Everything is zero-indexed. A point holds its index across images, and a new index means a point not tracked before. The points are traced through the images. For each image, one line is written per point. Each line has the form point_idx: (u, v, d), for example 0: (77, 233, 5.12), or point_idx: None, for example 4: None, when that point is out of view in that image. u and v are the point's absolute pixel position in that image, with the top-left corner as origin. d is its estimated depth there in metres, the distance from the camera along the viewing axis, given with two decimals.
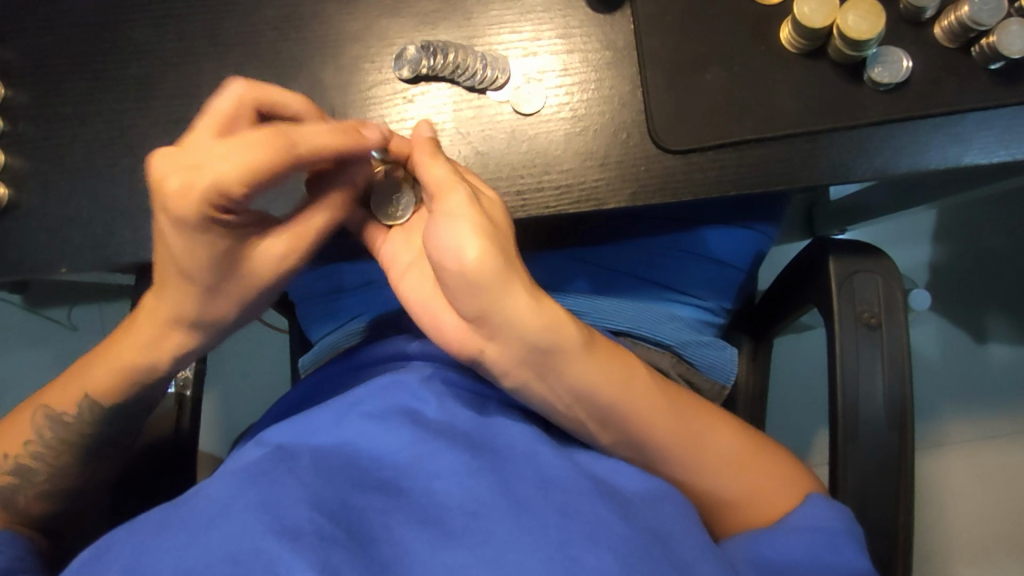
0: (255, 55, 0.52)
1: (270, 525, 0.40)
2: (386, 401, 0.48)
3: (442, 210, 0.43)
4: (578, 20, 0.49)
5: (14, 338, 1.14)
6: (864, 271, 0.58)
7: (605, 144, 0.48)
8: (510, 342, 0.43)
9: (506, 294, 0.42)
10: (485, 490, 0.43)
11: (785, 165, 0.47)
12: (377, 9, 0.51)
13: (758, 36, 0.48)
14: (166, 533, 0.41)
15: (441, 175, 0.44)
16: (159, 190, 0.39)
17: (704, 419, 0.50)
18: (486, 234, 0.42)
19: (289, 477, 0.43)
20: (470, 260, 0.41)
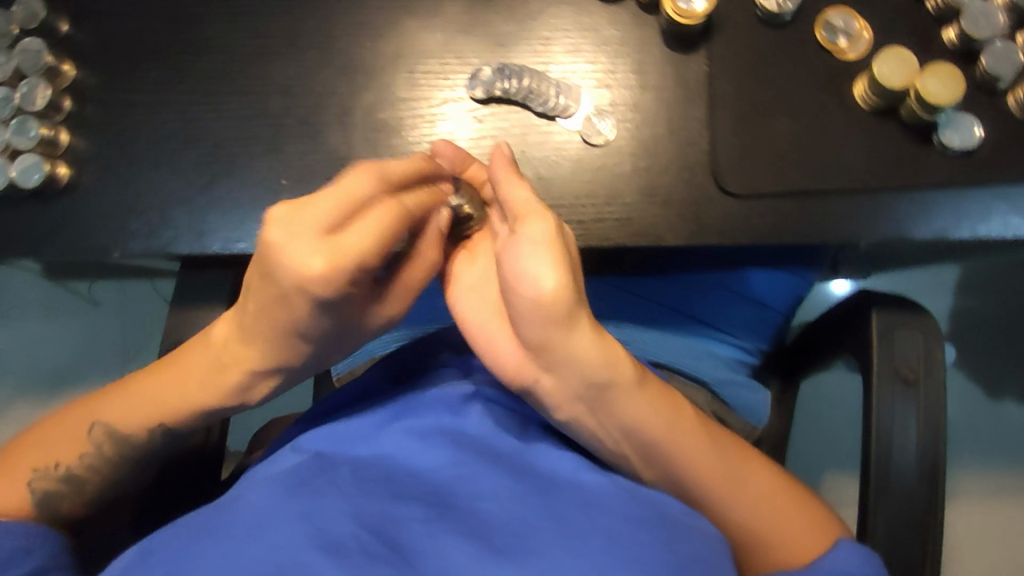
0: (330, 60, 0.52)
1: (313, 538, 0.41)
2: (427, 418, 0.48)
3: (520, 234, 0.43)
4: (654, 56, 0.49)
5: (32, 307, 1.14)
6: (906, 326, 0.58)
7: (669, 181, 0.49)
8: (570, 376, 0.44)
9: (574, 325, 0.42)
10: (527, 511, 0.43)
11: (847, 218, 0.47)
12: (455, 26, 0.51)
13: (831, 89, 0.48)
14: (205, 540, 0.42)
15: (521, 200, 0.44)
16: (297, 274, 0.39)
17: (739, 461, 0.50)
18: (563, 263, 0.42)
19: (330, 488, 0.43)
20: (547, 287, 0.41)
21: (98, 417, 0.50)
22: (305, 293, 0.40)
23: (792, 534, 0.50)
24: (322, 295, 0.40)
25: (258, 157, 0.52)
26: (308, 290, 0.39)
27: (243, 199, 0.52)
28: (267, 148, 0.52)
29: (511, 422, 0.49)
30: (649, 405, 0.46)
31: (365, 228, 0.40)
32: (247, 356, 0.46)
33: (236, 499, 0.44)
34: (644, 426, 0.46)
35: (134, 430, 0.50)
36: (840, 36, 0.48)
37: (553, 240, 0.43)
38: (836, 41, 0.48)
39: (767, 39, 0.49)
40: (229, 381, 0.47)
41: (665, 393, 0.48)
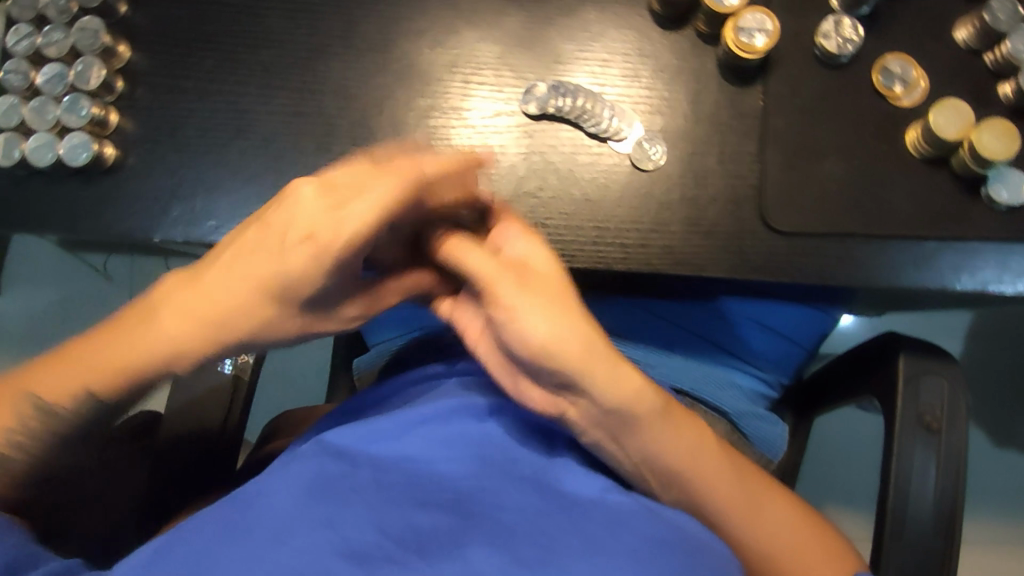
0: (386, 64, 0.52)
1: (337, 547, 0.41)
2: (452, 427, 0.47)
3: (524, 276, 0.41)
4: (709, 87, 0.50)
5: (45, 276, 1.14)
6: (932, 374, 0.58)
7: (715, 213, 0.49)
8: (592, 406, 0.43)
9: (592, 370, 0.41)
10: (554, 527, 0.43)
11: (888, 264, 0.48)
12: (513, 39, 0.51)
13: (883, 135, 0.48)
14: (234, 542, 0.41)
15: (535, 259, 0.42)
16: (302, 231, 0.38)
17: (761, 493, 0.50)
18: (568, 311, 0.40)
19: (353, 496, 0.43)
20: (555, 333, 0.39)
21: (28, 388, 0.43)
22: (303, 250, 0.39)
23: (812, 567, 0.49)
24: (317, 261, 0.39)
25: (306, 154, 0.52)
26: (308, 248, 0.38)
27: None
28: (316, 146, 0.52)
29: (537, 437, 0.49)
30: (680, 435, 0.46)
31: (370, 202, 0.38)
32: (196, 308, 0.41)
33: (258, 495, 0.44)
34: (674, 455, 0.46)
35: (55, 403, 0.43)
36: (897, 82, 0.48)
37: (562, 292, 0.41)
38: (892, 87, 0.48)
39: (825, 80, 0.49)
40: (166, 334, 0.41)
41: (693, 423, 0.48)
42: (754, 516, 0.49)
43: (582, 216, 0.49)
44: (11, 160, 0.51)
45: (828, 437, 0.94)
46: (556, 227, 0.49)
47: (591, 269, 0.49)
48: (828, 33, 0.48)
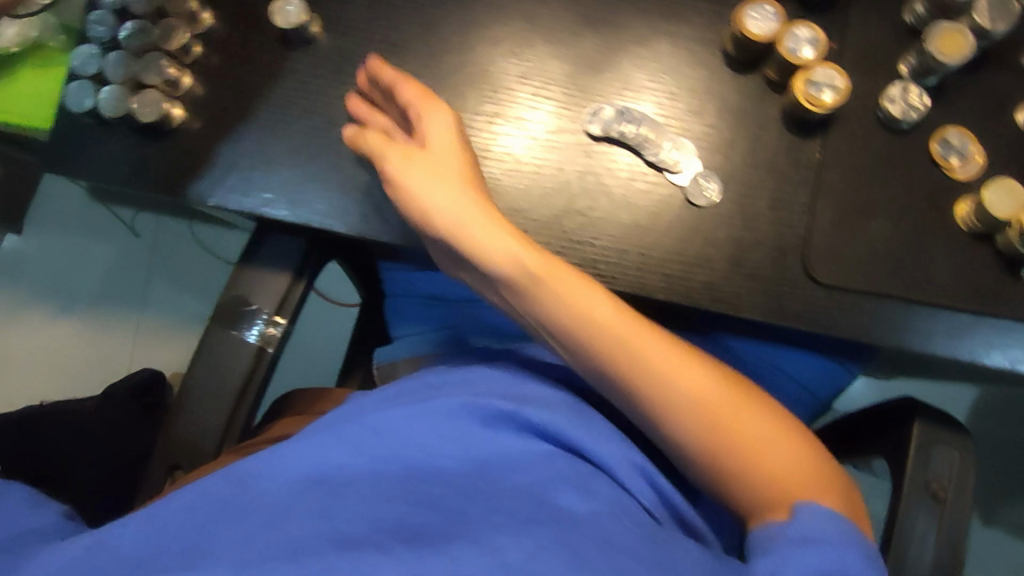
0: (459, 65, 0.53)
1: (330, 536, 0.43)
2: (453, 431, 0.49)
3: (419, 160, 0.50)
4: (772, 133, 0.51)
5: (73, 223, 1.15)
6: (944, 444, 0.59)
7: (760, 256, 0.49)
8: (514, 294, 0.49)
9: (490, 248, 0.48)
10: (544, 535, 0.42)
11: (920, 330, 0.49)
12: (588, 58, 0.52)
13: (934, 203, 0.49)
14: (229, 524, 0.44)
15: (439, 149, 0.50)
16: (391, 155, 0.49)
17: (747, 417, 0.46)
18: (477, 206, 0.49)
19: (349, 489, 0.45)
20: (439, 205, 0.48)
21: None
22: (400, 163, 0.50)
23: (794, 490, 0.44)
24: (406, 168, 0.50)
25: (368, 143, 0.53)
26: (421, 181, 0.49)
27: (344, 178, 0.53)
28: None
29: (544, 450, 0.49)
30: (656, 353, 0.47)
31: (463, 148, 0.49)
32: None
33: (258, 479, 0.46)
34: (592, 345, 0.47)
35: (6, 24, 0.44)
36: (954, 154, 0.49)
37: (452, 169, 0.49)
38: (949, 157, 0.49)
39: (886, 143, 0.50)
40: None
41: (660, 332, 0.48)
42: (723, 438, 0.46)
43: (629, 241, 0.50)
44: (81, 108, 0.53)
45: None
46: (602, 247, 0.50)
47: (632, 293, 0.50)
48: (895, 98, 0.49)
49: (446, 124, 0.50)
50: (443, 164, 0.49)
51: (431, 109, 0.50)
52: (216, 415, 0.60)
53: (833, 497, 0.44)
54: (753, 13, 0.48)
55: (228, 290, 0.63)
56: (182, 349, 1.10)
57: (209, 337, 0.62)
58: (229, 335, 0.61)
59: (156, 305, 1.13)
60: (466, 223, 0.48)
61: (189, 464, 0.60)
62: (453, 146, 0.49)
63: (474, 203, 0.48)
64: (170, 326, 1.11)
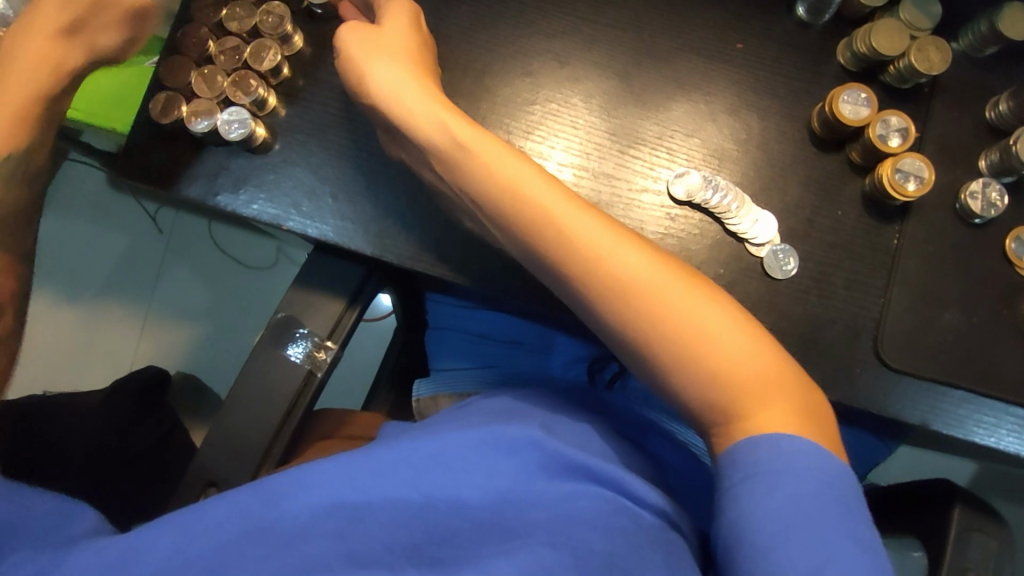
0: (548, 114, 0.53)
1: (349, 556, 0.43)
2: (474, 451, 0.49)
3: (366, 39, 0.50)
4: (851, 214, 0.52)
5: (87, 206, 1.10)
6: (982, 532, 0.59)
7: (831, 335, 0.50)
8: (464, 178, 0.47)
9: (433, 118, 0.47)
10: (558, 563, 0.42)
11: (979, 422, 0.50)
12: (677, 122, 0.53)
13: (1004, 300, 0.50)
14: (249, 542, 0.44)
15: (396, 36, 0.50)
16: (353, 34, 0.50)
17: (706, 320, 0.43)
18: (422, 89, 0.49)
19: (370, 514, 0.46)
20: (377, 75, 0.49)
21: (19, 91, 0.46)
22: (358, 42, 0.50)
23: (754, 410, 0.41)
24: (364, 44, 0.50)
25: None
26: (380, 53, 0.49)
27: (423, 215, 0.53)
28: None
29: (562, 478, 0.49)
30: (612, 251, 0.44)
31: (399, 28, 0.50)
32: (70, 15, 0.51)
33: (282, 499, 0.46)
34: (532, 238, 0.46)
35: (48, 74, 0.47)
36: None
37: (405, 54, 0.50)
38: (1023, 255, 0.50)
39: (962, 236, 0.51)
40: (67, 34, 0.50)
41: (616, 227, 0.46)
42: (670, 332, 0.43)
43: None
44: (168, 119, 0.52)
45: None
46: None
47: None
48: (975, 193, 0.50)
49: (399, 9, 0.51)
50: (395, 48, 0.50)
51: None
52: (256, 438, 0.59)
53: (815, 430, 0.41)
54: (845, 97, 0.50)
55: (282, 310, 0.62)
56: (191, 352, 1.07)
57: (261, 356, 0.60)
58: (280, 356, 0.60)
59: (165, 303, 1.09)
60: (398, 92, 0.48)
61: (226, 483, 0.58)
62: (405, 29, 0.50)
63: (420, 87, 0.49)
64: (180, 327, 1.08)
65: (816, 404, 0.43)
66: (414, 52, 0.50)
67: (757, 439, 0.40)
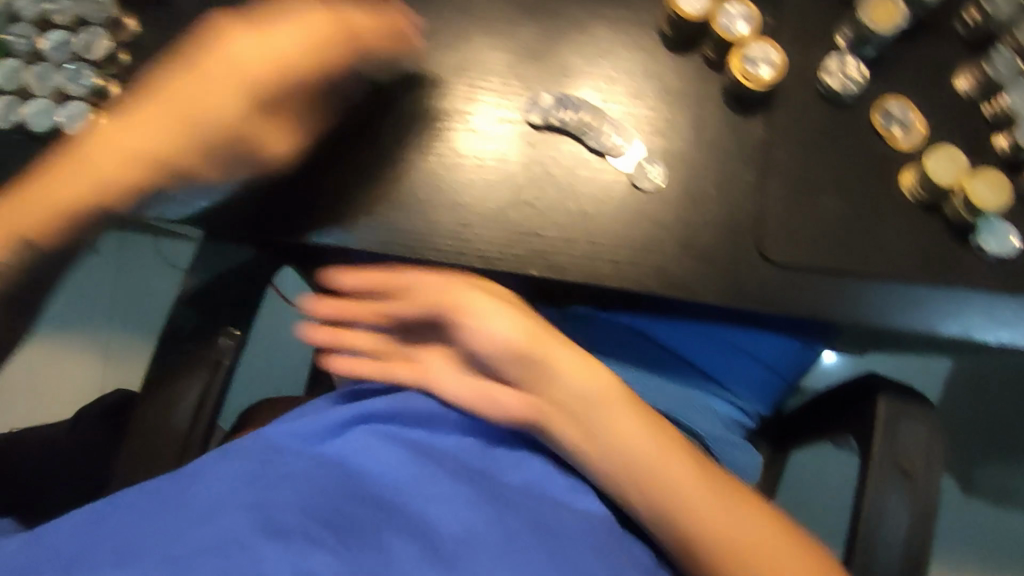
0: (394, 60, 0.52)
1: (263, 524, 0.42)
2: (389, 421, 0.49)
3: (183, 75, 0.50)
4: (715, 112, 0.50)
5: None
6: (909, 417, 0.59)
7: (710, 239, 0.49)
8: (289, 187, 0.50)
9: (262, 143, 0.50)
10: (477, 520, 0.43)
11: (879, 306, 0.48)
12: (523, 48, 0.52)
13: (881, 177, 0.49)
14: (162, 514, 0.44)
15: (222, 69, 0.49)
16: (190, 67, 0.50)
17: (613, 410, 0.49)
18: (226, 121, 0.49)
19: (286, 480, 0.45)
20: (201, 108, 0.49)
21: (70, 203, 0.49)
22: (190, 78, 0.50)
23: (656, 471, 0.48)
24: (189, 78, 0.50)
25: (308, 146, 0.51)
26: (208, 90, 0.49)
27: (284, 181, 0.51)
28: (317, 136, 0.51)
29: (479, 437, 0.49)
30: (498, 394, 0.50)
31: (233, 68, 0.49)
32: None
33: (195, 480, 0.46)
34: (426, 309, 0.54)
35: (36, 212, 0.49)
36: (896, 124, 0.49)
37: (234, 89, 0.49)
38: (891, 128, 0.49)
39: (829, 118, 0.49)
40: None
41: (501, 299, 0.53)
42: (555, 397, 0.50)
43: (578, 232, 0.49)
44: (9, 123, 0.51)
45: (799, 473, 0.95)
46: (553, 237, 0.49)
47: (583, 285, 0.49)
48: (833, 71, 0.49)
49: (292, 44, 0.48)
50: (210, 87, 0.49)
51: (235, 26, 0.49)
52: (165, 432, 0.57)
53: (701, 482, 0.48)
54: None
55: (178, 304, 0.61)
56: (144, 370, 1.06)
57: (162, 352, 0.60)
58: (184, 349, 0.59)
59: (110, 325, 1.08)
60: (227, 124, 0.49)
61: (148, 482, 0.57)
62: (246, 62, 0.49)
63: (247, 111, 0.50)
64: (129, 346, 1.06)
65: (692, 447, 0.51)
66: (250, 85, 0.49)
67: (650, 478, 0.48)
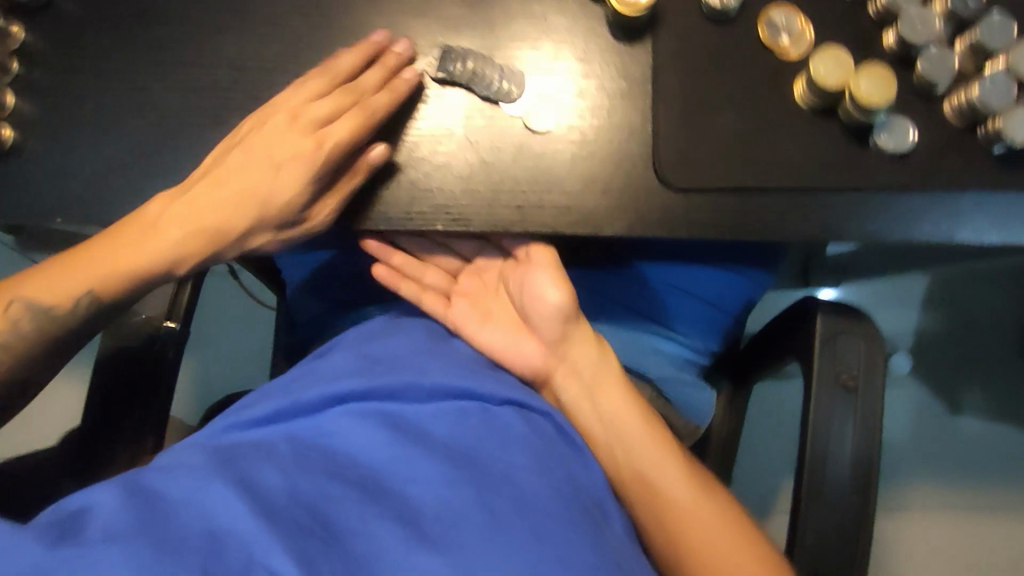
0: (279, 35, 0.53)
1: (248, 506, 0.37)
2: (374, 397, 0.45)
3: (205, 182, 0.50)
4: (599, 47, 0.51)
5: None
6: (850, 334, 0.56)
7: (609, 172, 0.49)
8: (257, 209, 0.50)
9: (222, 177, 0.49)
10: (463, 500, 0.39)
11: (784, 218, 0.48)
12: (404, 8, 0.52)
13: (771, 88, 0.48)
14: (130, 503, 0.37)
15: (247, 179, 0.49)
16: (225, 140, 0.50)
17: (579, 340, 0.53)
18: (247, 222, 0.50)
19: (268, 462, 0.40)
20: (197, 171, 0.50)
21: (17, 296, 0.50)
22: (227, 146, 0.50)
23: (634, 452, 0.51)
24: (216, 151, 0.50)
25: (204, 130, 0.52)
26: (233, 146, 0.49)
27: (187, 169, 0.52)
28: (213, 121, 0.52)
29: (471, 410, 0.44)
30: (488, 337, 0.54)
31: (290, 139, 0.48)
32: None
33: (162, 469, 0.40)
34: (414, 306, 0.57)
35: (54, 302, 0.50)
36: (783, 34, 0.49)
37: (251, 153, 0.49)
38: (778, 39, 0.49)
39: (712, 36, 0.49)
40: None
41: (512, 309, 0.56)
42: (589, 402, 0.53)
43: (476, 181, 0.49)
44: None
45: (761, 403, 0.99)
46: (452, 189, 0.50)
47: (486, 233, 0.49)
48: None
49: (340, 128, 0.48)
50: (242, 180, 0.49)
51: (299, 95, 0.49)
52: (108, 428, 0.55)
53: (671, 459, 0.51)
54: None
55: None
56: None
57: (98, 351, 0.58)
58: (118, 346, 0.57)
59: None
60: (198, 175, 0.50)
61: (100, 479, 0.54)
62: (280, 130, 0.48)
63: (216, 175, 0.49)
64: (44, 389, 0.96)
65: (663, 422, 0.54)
66: (268, 141, 0.48)
67: (628, 455, 0.51)
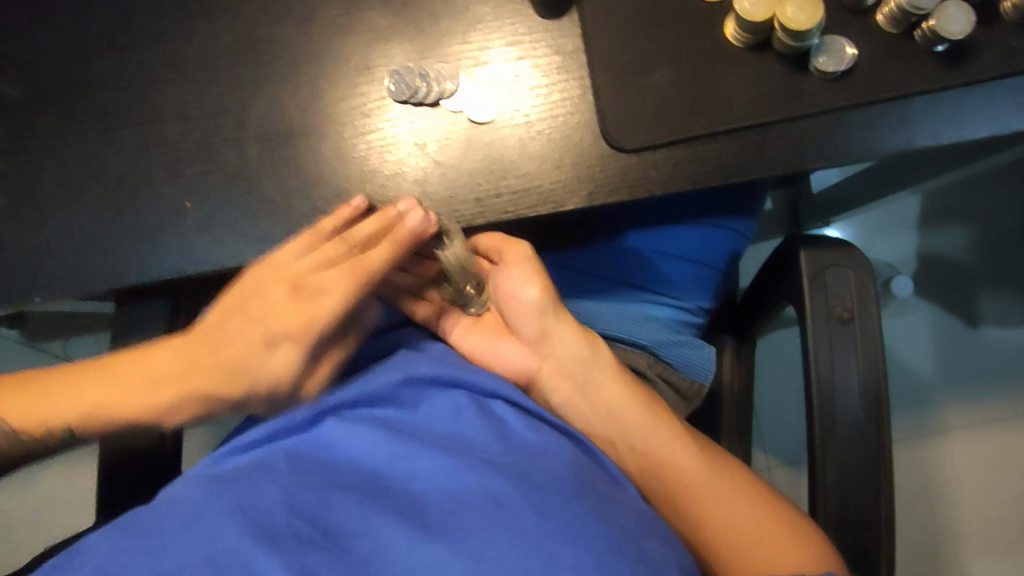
0: (216, 79, 0.53)
1: (249, 527, 0.37)
2: (363, 403, 0.45)
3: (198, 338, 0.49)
4: (527, 27, 0.51)
5: None
6: (837, 266, 0.55)
7: (559, 147, 0.49)
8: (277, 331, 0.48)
9: (236, 271, 0.49)
10: (462, 488, 0.39)
11: (738, 158, 0.47)
12: (334, 28, 0.53)
13: (703, 34, 0.48)
14: (133, 546, 0.38)
15: (253, 252, 0.49)
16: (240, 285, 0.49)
17: (561, 334, 0.54)
18: (250, 339, 0.49)
19: (266, 479, 0.40)
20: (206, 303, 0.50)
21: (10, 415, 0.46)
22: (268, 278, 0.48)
23: (635, 430, 0.52)
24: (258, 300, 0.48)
25: (161, 184, 0.52)
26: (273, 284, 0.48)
27: (152, 225, 0.52)
28: (168, 174, 0.52)
29: (460, 402, 0.45)
30: (473, 341, 0.56)
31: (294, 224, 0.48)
32: None
33: (166, 500, 0.41)
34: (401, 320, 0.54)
35: (42, 429, 0.46)
36: None
37: (278, 234, 0.49)
38: None
39: None
40: None
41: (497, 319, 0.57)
42: (578, 389, 0.54)
43: (431, 182, 0.50)
44: None
45: (772, 359, 0.99)
46: (408, 195, 0.50)
47: (451, 230, 0.49)
48: None
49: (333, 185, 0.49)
50: (241, 285, 0.49)
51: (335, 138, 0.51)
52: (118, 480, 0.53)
53: (671, 432, 0.52)
54: None
55: None
56: None
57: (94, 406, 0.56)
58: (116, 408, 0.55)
59: None
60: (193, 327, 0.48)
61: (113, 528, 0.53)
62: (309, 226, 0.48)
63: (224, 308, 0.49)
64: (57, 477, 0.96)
65: (655, 395, 0.54)
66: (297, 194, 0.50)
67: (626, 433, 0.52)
